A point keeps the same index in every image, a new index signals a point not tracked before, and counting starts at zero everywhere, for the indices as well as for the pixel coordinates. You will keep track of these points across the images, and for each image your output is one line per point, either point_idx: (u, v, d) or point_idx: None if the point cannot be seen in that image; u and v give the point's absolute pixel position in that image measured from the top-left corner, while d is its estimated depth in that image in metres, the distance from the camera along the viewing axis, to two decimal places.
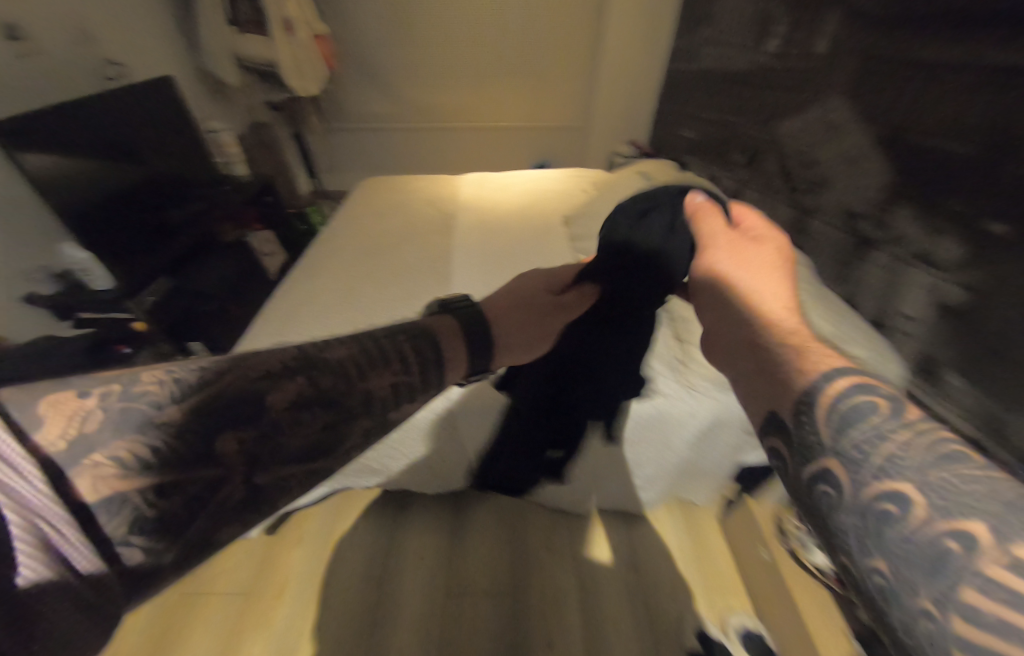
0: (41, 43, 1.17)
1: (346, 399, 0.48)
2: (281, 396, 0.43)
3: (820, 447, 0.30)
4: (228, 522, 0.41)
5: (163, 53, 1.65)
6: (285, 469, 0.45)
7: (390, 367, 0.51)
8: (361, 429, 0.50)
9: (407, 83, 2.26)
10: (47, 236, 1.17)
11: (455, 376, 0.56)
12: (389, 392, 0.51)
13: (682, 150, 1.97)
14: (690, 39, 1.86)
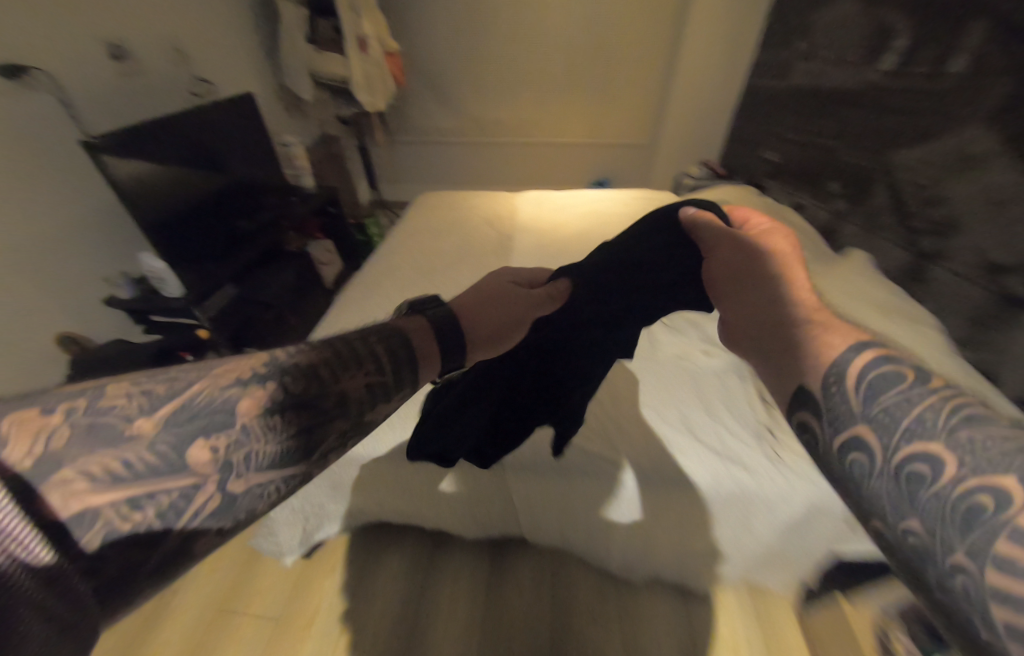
0: (142, 62, 1.26)
1: (319, 400, 0.42)
2: (251, 403, 0.38)
3: (848, 415, 0.34)
4: (200, 535, 0.34)
5: (248, 70, 1.74)
6: (261, 477, 0.37)
7: (359, 372, 0.46)
8: (340, 432, 0.43)
9: (469, 97, 2.26)
10: (129, 241, 1.24)
11: (423, 378, 0.53)
12: (364, 396, 0.45)
13: (760, 173, 1.79)
14: (778, 54, 1.70)
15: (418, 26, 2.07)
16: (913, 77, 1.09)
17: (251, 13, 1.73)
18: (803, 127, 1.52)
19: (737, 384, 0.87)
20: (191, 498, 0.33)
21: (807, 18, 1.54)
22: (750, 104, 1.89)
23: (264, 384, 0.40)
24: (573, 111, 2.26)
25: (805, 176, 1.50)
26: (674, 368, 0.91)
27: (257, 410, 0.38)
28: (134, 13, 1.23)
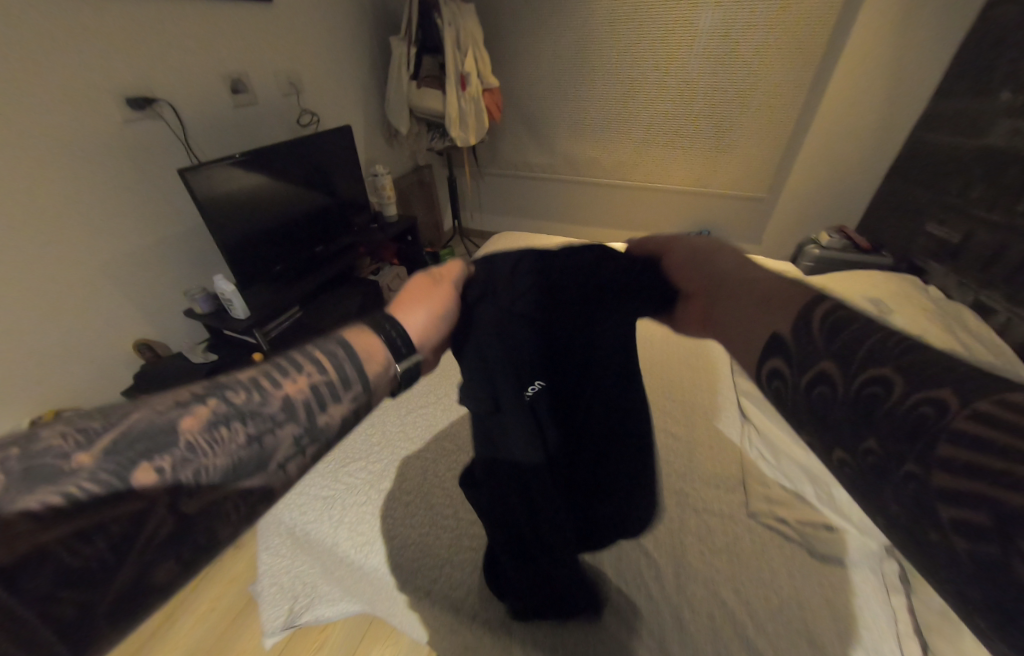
0: (256, 97, 1.40)
1: (269, 404, 0.33)
2: (190, 417, 0.30)
3: (817, 353, 0.33)
4: (162, 565, 0.27)
5: (356, 103, 1.87)
6: (222, 495, 0.29)
7: (306, 372, 0.35)
8: (304, 437, 0.33)
9: (562, 134, 2.18)
10: (212, 261, 1.36)
11: (381, 384, 0.37)
12: (324, 393, 0.35)
13: (922, 252, 1.37)
14: (965, 104, 1.31)
15: (519, 63, 2.05)
16: None
17: (369, 54, 1.86)
18: (996, 201, 1.11)
19: (870, 589, 0.58)
20: (144, 530, 0.26)
21: (1016, 61, 1.15)
22: (922, 166, 1.48)
23: (212, 399, 0.32)
24: (674, 154, 2.05)
25: (993, 266, 1.08)
26: (767, 538, 0.66)
27: (198, 423, 0.30)
28: (257, 53, 1.37)
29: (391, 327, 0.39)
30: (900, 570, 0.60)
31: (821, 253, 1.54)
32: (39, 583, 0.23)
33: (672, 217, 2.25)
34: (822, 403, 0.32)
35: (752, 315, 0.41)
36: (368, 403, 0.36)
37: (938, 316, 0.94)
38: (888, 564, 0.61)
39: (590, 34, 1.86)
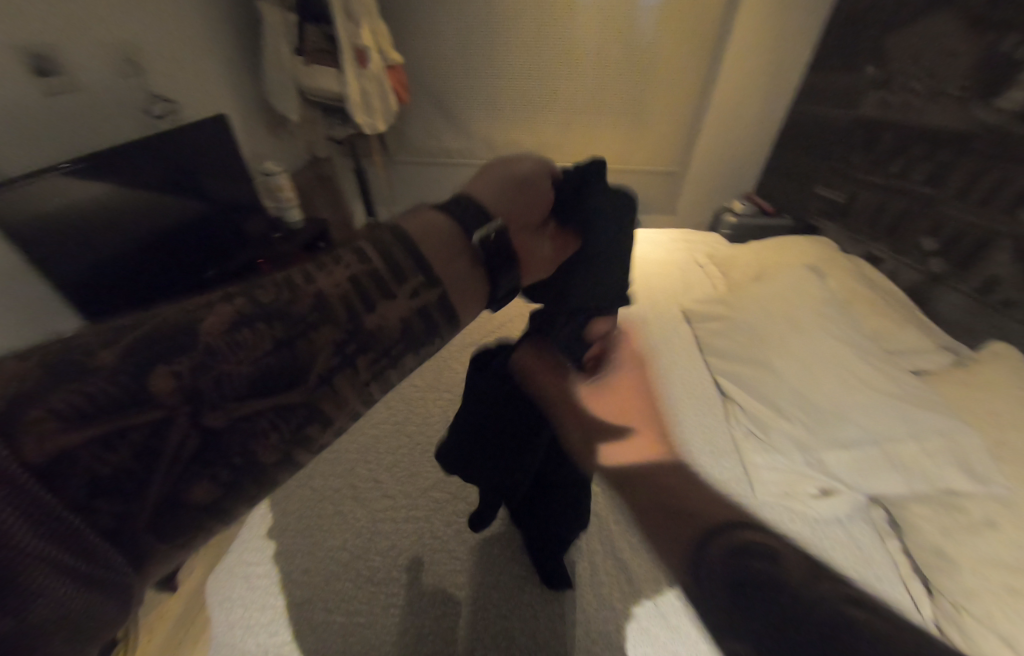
0: (78, 80, 1.03)
1: (295, 306, 0.26)
2: (213, 319, 0.24)
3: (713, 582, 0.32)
4: (198, 480, 0.22)
5: (226, 87, 1.51)
6: (248, 407, 0.23)
7: (345, 264, 0.29)
8: (338, 349, 0.26)
9: (478, 116, 2.05)
10: (48, 313, 1.00)
11: (471, 280, 0.32)
12: (357, 299, 0.28)
13: (815, 213, 1.59)
14: (842, 80, 1.50)
15: (420, 37, 1.84)
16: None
17: (230, 23, 1.50)
18: (875, 166, 1.32)
19: (869, 540, 0.66)
20: (162, 440, 0.21)
21: (878, 40, 1.36)
22: (807, 135, 1.69)
23: (231, 303, 0.25)
24: (595, 134, 2.06)
25: (877, 222, 1.29)
26: (780, 516, 0.69)
27: (221, 326, 0.24)
28: (66, 19, 1.00)
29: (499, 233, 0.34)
30: (886, 515, 0.69)
31: (737, 221, 1.80)
32: (71, 492, 0.19)
33: None
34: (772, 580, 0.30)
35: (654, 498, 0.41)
36: (420, 306, 0.30)
37: (853, 273, 1.08)
38: (876, 512, 0.69)
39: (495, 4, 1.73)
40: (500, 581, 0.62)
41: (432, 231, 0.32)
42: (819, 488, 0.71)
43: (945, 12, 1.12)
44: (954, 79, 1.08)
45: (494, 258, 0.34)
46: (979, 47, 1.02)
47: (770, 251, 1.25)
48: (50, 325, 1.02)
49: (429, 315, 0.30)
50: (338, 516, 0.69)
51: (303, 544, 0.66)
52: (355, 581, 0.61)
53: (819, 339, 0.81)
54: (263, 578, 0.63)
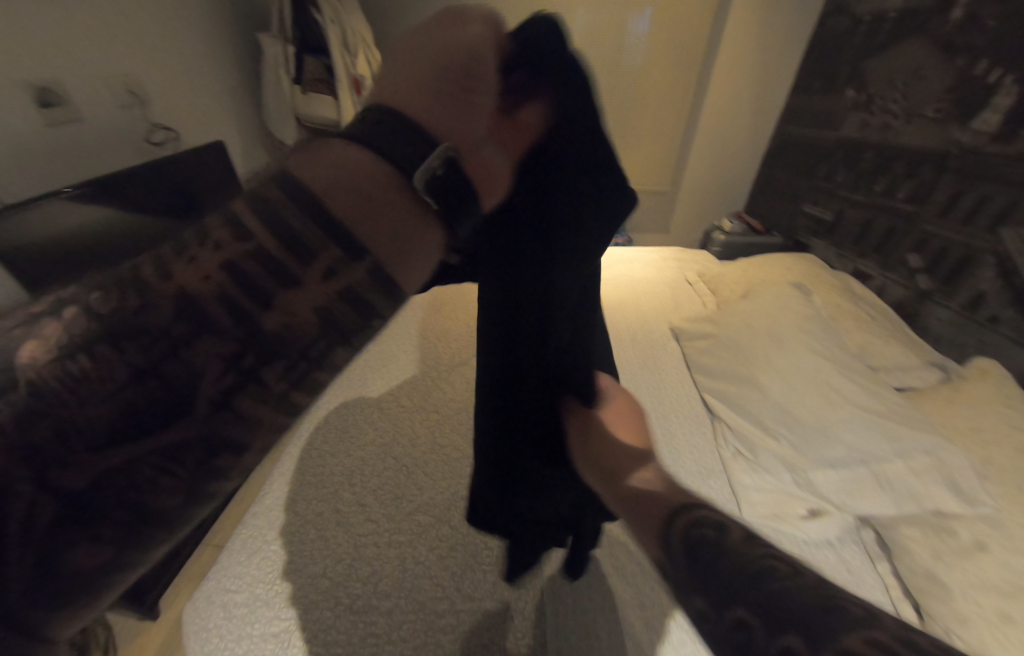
0: (81, 111, 1.07)
1: (146, 318, 0.18)
2: (40, 347, 0.17)
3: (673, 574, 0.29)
4: (75, 542, 0.17)
5: (226, 116, 1.56)
6: (116, 460, 0.17)
7: (222, 239, 0.20)
8: (232, 365, 0.19)
9: None
10: None
11: (417, 246, 0.23)
12: (248, 296, 0.19)
13: (804, 230, 1.63)
14: (826, 102, 1.55)
15: None
16: (999, 148, 0.92)
17: (231, 55, 1.57)
18: (856, 185, 1.36)
19: (860, 564, 0.64)
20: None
21: (858, 64, 1.41)
22: (794, 155, 1.74)
23: (60, 318, 0.18)
24: None
25: (863, 239, 1.31)
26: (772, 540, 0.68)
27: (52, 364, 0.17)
28: (71, 54, 1.04)
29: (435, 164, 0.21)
30: (876, 537, 0.68)
31: (727, 239, 1.82)
32: None
33: None
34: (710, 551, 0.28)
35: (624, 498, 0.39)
36: (340, 290, 0.21)
37: (839, 289, 1.09)
38: (865, 534, 0.68)
39: None
40: (481, 608, 0.61)
41: (351, 175, 0.20)
42: (809, 509, 0.68)
43: (918, 38, 1.17)
44: (928, 103, 1.12)
45: (450, 211, 0.22)
46: (952, 71, 1.06)
47: (757, 267, 1.27)
48: None
49: (357, 297, 0.21)
50: (321, 541, 0.67)
51: (283, 572, 0.64)
52: (334, 610, 0.60)
53: (803, 357, 0.81)
54: (242, 606, 0.61)
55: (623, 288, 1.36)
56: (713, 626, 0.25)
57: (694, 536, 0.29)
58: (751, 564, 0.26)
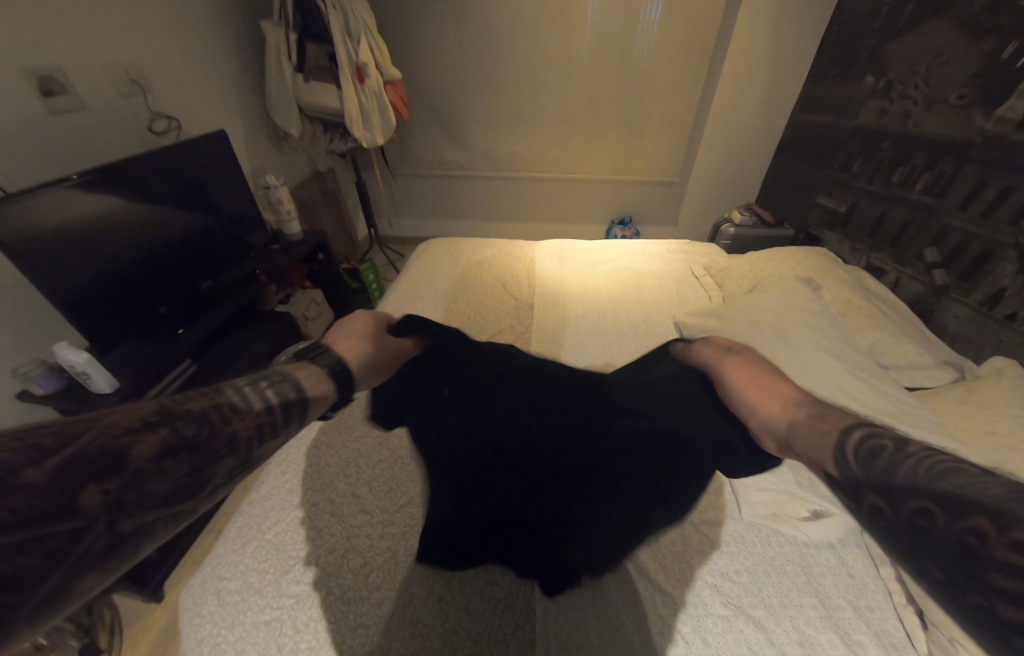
0: (83, 102, 1.08)
1: (208, 441, 0.39)
2: (146, 448, 0.35)
3: (862, 483, 0.40)
4: (93, 563, 0.30)
5: (229, 105, 1.56)
6: (161, 508, 0.34)
7: (251, 409, 0.44)
8: (224, 471, 0.39)
9: (480, 129, 2.08)
10: (44, 324, 1.04)
11: (309, 411, 0.51)
12: (253, 431, 0.43)
13: (817, 222, 1.58)
14: (847, 89, 1.48)
15: (421, 53, 1.88)
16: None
17: (234, 43, 1.56)
18: (873, 176, 1.31)
19: (861, 567, 0.62)
20: (82, 540, 0.29)
21: (879, 49, 1.35)
22: (812, 145, 1.68)
23: (158, 431, 0.36)
24: (594, 146, 2.07)
25: (879, 232, 1.26)
26: (768, 539, 0.66)
27: (152, 452, 0.35)
28: (70, 41, 1.03)
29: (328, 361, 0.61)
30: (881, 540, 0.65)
31: (736, 232, 1.78)
32: (34, 555, 0.27)
33: (596, 205, 2.34)
34: (882, 477, 0.38)
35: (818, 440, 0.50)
36: (273, 439, 0.45)
37: (850, 284, 1.05)
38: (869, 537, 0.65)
39: (496, 20, 1.76)
40: (471, 603, 0.59)
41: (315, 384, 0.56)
42: (811, 511, 0.67)
43: (944, 20, 1.10)
44: (953, 89, 1.06)
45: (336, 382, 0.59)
46: (978, 55, 1.00)
47: (764, 260, 1.24)
48: (49, 337, 1.05)
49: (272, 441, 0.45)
50: (314, 530, 0.68)
51: (278, 561, 0.64)
52: (325, 600, 0.60)
53: (810, 353, 0.78)
54: (235, 594, 0.61)
55: (625, 279, 1.34)
56: (895, 524, 0.36)
57: (868, 450, 0.42)
58: (907, 479, 0.36)
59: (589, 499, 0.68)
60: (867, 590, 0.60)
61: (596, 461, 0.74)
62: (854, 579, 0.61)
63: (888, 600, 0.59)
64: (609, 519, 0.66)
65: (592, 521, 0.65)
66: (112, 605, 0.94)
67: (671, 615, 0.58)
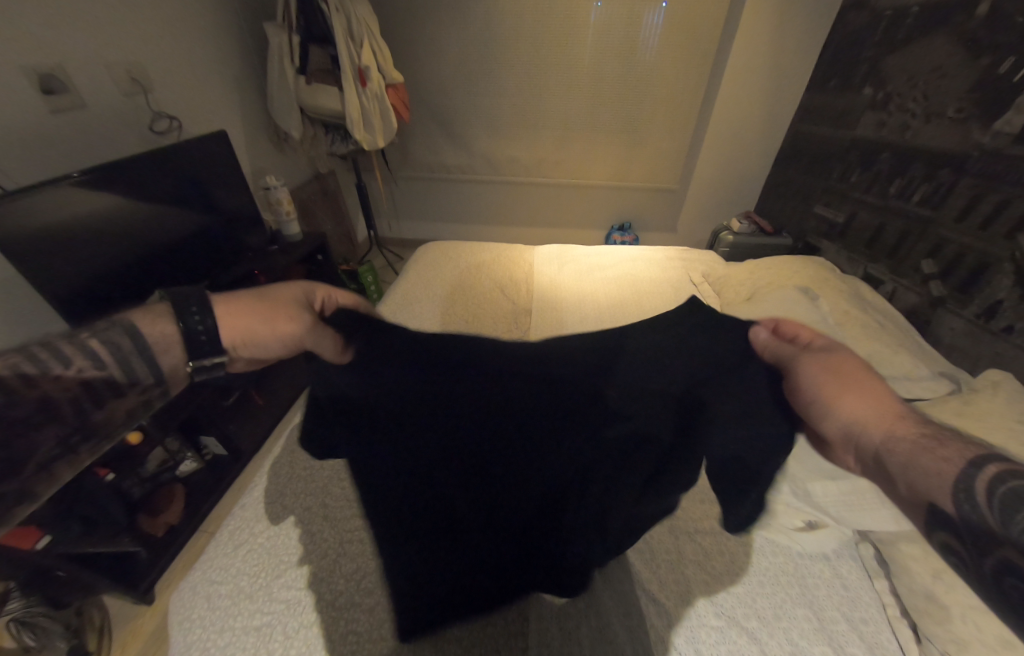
0: (85, 100, 1.08)
1: (22, 406, 0.37)
2: None
3: (994, 537, 0.32)
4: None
5: (230, 105, 1.56)
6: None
7: (74, 367, 0.40)
8: (68, 437, 0.40)
9: (482, 134, 2.09)
10: (38, 322, 1.03)
11: (176, 370, 0.46)
12: (92, 392, 0.41)
13: (813, 232, 1.60)
14: (846, 101, 1.50)
15: (423, 56, 1.89)
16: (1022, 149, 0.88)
17: (237, 44, 1.56)
18: (870, 187, 1.32)
19: (856, 580, 0.62)
20: None
21: (877, 61, 1.36)
22: (810, 155, 1.70)
23: None
24: (594, 152, 2.09)
25: (876, 242, 1.27)
26: (762, 550, 0.67)
27: None
28: (74, 41, 1.04)
29: (195, 323, 0.46)
30: (875, 553, 0.64)
31: (735, 239, 1.80)
32: None
33: (595, 211, 2.36)
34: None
35: (925, 461, 0.37)
36: (136, 392, 0.44)
37: (846, 294, 1.06)
38: (863, 548, 0.65)
39: (499, 24, 1.77)
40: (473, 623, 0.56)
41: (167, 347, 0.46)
42: (807, 521, 0.66)
43: (942, 34, 1.12)
44: (950, 102, 1.07)
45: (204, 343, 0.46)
46: (976, 68, 1.01)
47: (762, 269, 1.25)
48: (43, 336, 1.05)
49: (125, 391, 0.43)
50: (306, 535, 0.67)
51: (269, 566, 0.64)
52: (316, 606, 0.59)
53: None
54: (225, 598, 0.61)
55: (623, 284, 1.35)
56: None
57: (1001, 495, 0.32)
58: None
59: (596, 505, 0.56)
60: (863, 603, 0.59)
61: (606, 457, 0.54)
62: (848, 591, 0.61)
63: (882, 613, 0.58)
64: (608, 518, 0.57)
65: (590, 521, 0.56)
66: (102, 607, 0.93)
67: (665, 626, 0.58)
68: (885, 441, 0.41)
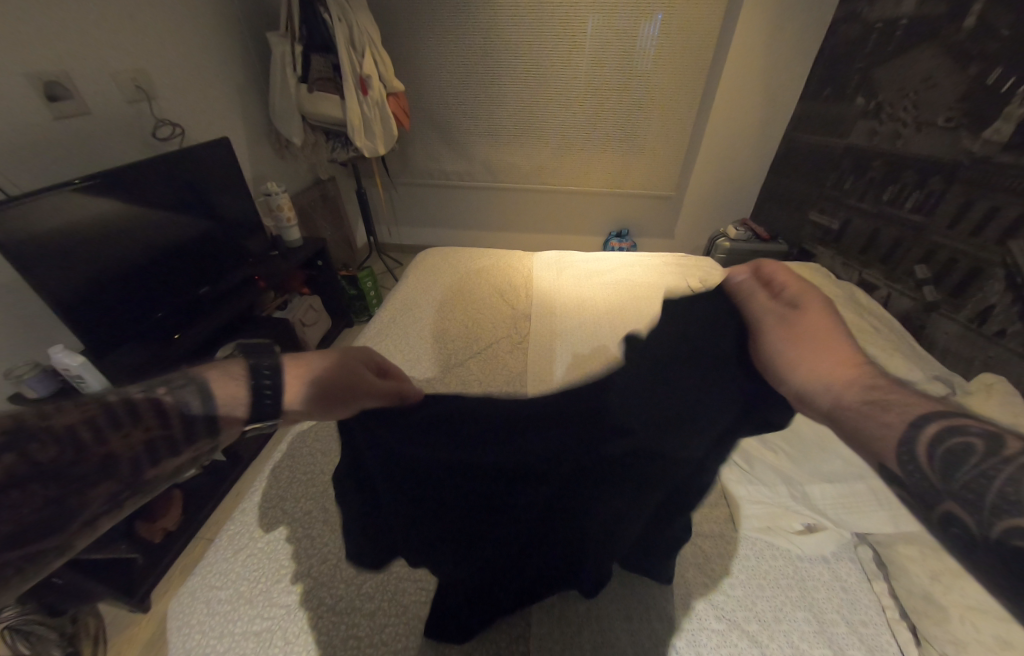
0: (89, 106, 1.09)
1: (82, 461, 0.30)
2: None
3: (937, 493, 0.30)
4: None
5: (232, 112, 1.57)
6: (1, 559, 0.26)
7: (156, 422, 0.35)
8: (113, 498, 0.32)
9: (480, 141, 2.11)
10: (38, 326, 1.03)
11: (234, 425, 0.41)
12: (153, 450, 0.35)
13: (809, 238, 1.63)
14: (839, 110, 1.53)
15: (423, 65, 1.91)
16: (1011, 157, 0.90)
17: (239, 52, 1.58)
18: (864, 194, 1.34)
19: (855, 582, 0.62)
20: None
21: (869, 71, 1.39)
22: (805, 162, 1.72)
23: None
24: (593, 159, 2.11)
25: (871, 248, 1.29)
26: (761, 552, 0.67)
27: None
28: (77, 47, 1.05)
29: (265, 376, 0.43)
30: (875, 555, 0.64)
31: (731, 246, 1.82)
32: None
33: (594, 217, 2.38)
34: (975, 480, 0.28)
35: (868, 421, 0.34)
36: (190, 452, 0.38)
37: (842, 299, 1.07)
38: (862, 551, 0.65)
39: (499, 34, 1.79)
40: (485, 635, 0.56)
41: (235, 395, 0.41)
42: (805, 524, 0.68)
43: (932, 45, 1.14)
44: (942, 111, 1.09)
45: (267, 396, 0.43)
46: (965, 78, 1.03)
47: None
48: (42, 340, 1.04)
49: (186, 450, 0.37)
50: (305, 540, 0.67)
51: (269, 571, 0.64)
52: (315, 610, 0.59)
53: None
54: (225, 603, 0.60)
55: (622, 289, 1.36)
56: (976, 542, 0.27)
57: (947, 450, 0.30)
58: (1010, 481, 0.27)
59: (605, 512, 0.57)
60: (861, 604, 0.60)
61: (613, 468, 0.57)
62: (847, 593, 0.61)
63: (880, 615, 0.58)
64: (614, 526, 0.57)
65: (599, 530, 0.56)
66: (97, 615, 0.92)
67: (665, 630, 0.57)
68: (831, 407, 0.38)
